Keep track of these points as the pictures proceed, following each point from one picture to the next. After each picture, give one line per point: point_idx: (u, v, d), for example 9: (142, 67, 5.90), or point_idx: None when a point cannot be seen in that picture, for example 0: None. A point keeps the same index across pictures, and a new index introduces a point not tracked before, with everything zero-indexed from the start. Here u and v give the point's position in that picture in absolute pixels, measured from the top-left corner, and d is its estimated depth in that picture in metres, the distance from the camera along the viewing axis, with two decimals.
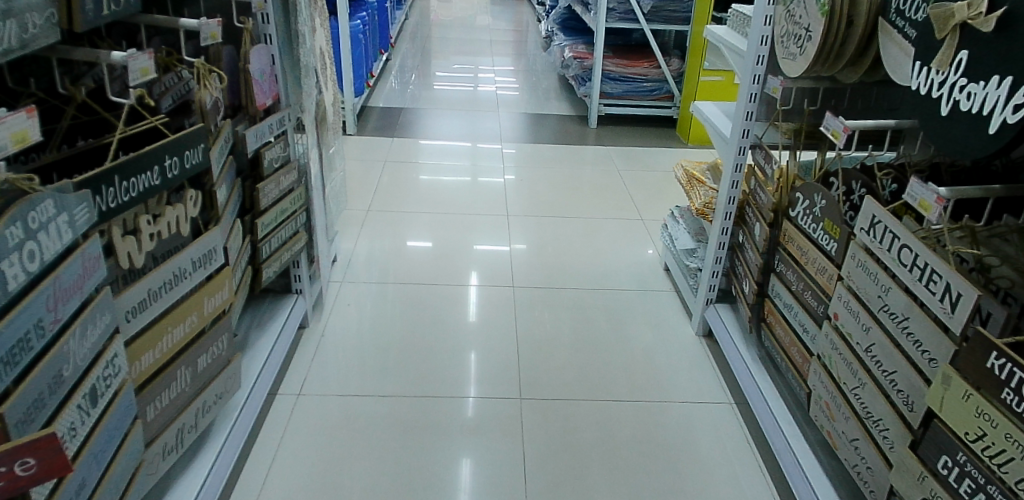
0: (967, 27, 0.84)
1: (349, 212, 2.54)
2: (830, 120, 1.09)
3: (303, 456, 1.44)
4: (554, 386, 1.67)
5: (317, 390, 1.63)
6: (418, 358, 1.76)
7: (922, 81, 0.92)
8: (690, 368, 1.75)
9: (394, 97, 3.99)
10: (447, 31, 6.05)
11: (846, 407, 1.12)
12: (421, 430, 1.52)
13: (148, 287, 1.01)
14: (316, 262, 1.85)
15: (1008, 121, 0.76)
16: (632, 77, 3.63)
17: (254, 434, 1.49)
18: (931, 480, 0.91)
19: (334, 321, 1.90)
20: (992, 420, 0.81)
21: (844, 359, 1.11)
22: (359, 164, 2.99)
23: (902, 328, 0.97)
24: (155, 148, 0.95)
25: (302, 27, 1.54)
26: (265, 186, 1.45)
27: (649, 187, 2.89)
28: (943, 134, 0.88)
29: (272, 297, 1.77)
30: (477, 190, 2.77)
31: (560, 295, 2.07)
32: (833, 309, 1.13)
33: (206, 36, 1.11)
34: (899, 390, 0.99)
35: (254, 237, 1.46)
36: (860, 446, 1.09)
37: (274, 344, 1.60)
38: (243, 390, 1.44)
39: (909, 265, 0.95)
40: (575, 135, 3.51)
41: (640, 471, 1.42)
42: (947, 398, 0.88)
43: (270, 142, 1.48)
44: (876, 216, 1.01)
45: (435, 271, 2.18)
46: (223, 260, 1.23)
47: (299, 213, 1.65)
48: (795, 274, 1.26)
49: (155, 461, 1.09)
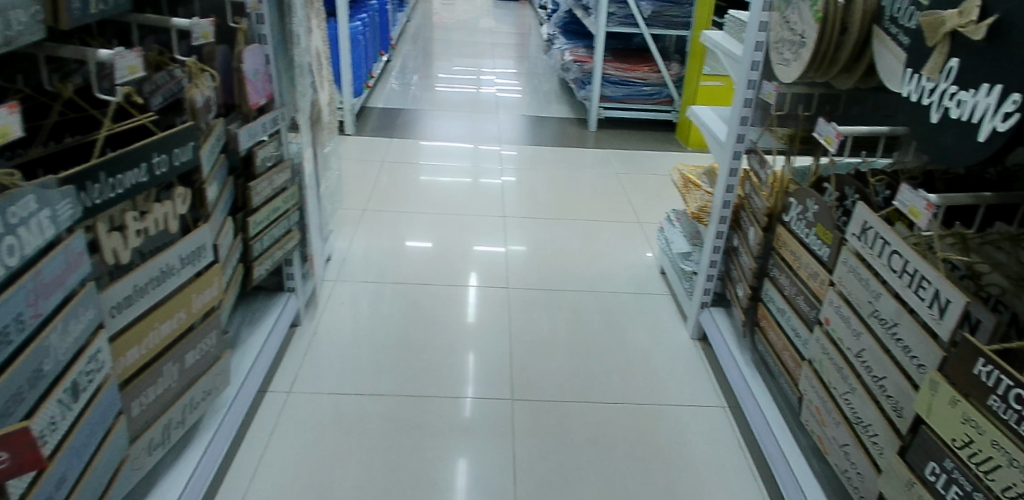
0: (956, 35, 0.84)
1: (346, 212, 2.55)
2: (823, 127, 1.09)
3: (294, 453, 1.44)
4: (545, 388, 1.68)
5: (310, 388, 1.64)
6: (412, 358, 1.77)
7: (914, 88, 0.93)
8: (684, 371, 1.75)
9: (394, 98, 4.01)
10: (450, 33, 6.07)
11: (836, 412, 1.12)
12: (413, 430, 1.53)
13: (134, 282, 1.02)
14: (310, 260, 1.86)
15: (997, 129, 0.77)
16: (633, 81, 3.64)
17: (242, 431, 1.49)
18: (919, 487, 0.92)
19: (329, 320, 1.91)
20: (979, 426, 0.82)
21: (834, 364, 1.12)
22: (357, 164, 3.01)
23: (892, 334, 0.98)
24: (143, 146, 0.96)
25: (297, 27, 1.55)
26: (257, 184, 1.46)
27: (646, 190, 2.89)
28: (934, 141, 0.88)
29: (264, 296, 1.77)
30: (476, 191, 2.78)
31: (554, 296, 2.07)
32: (824, 314, 1.13)
33: (197, 36, 1.12)
34: (888, 396, 1.00)
35: (245, 235, 1.47)
36: (850, 452, 1.09)
37: (265, 342, 1.60)
38: (233, 387, 1.45)
39: (899, 271, 0.95)
40: (575, 137, 3.52)
41: (629, 473, 1.43)
42: (935, 404, 0.89)
43: (263, 140, 1.49)
44: (868, 223, 1.02)
45: (430, 271, 2.19)
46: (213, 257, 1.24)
47: (292, 211, 1.66)
48: (788, 279, 1.27)
49: (140, 456, 1.10)
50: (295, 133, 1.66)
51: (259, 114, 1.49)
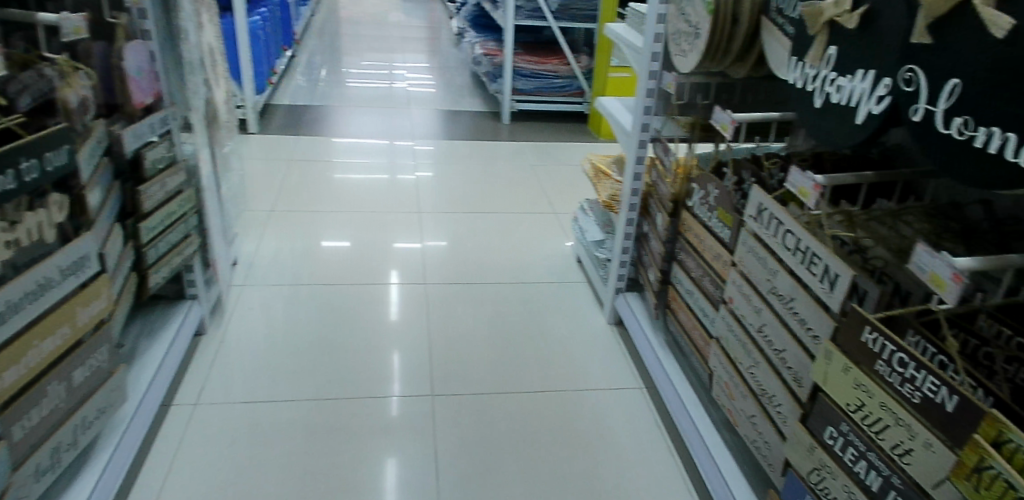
0: (834, 24, 0.90)
1: (252, 214, 2.46)
2: (720, 115, 1.16)
3: (205, 467, 1.39)
4: (465, 381, 1.68)
5: (221, 399, 1.58)
6: (330, 361, 1.73)
7: (798, 75, 0.98)
8: (602, 356, 1.79)
9: (300, 94, 3.89)
10: (358, 28, 5.95)
11: (743, 385, 1.18)
12: (333, 432, 1.50)
13: (6, 298, 0.95)
14: (213, 266, 1.79)
15: (873, 111, 0.84)
16: (543, 73, 3.68)
17: (145, 449, 1.42)
18: (821, 451, 0.99)
19: (239, 327, 1.84)
20: (869, 391, 0.90)
21: (739, 340, 1.17)
22: (262, 164, 2.90)
23: (789, 308, 1.04)
24: (8, 150, 0.89)
25: (185, 23, 1.48)
26: (147, 188, 1.39)
27: (560, 181, 2.94)
28: (818, 124, 0.95)
29: (163, 305, 1.69)
30: (389, 188, 2.74)
31: (471, 290, 2.08)
32: (728, 294, 1.19)
33: (68, 32, 1.05)
34: (788, 367, 1.05)
35: (137, 242, 1.40)
36: (757, 422, 1.15)
37: (166, 353, 1.53)
38: (131, 402, 1.38)
39: (793, 249, 1.01)
40: (488, 130, 3.52)
41: (550, 459, 1.45)
42: (829, 372, 0.95)
43: (152, 141, 1.42)
44: (763, 204, 1.07)
45: (344, 271, 2.14)
46: (100, 266, 1.17)
47: (189, 215, 1.59)
48: (694, 261, 1.32)
49: (26, 483, 1.03)
50: (189, 133, 1.58)
51: (146, 114, 1.42)
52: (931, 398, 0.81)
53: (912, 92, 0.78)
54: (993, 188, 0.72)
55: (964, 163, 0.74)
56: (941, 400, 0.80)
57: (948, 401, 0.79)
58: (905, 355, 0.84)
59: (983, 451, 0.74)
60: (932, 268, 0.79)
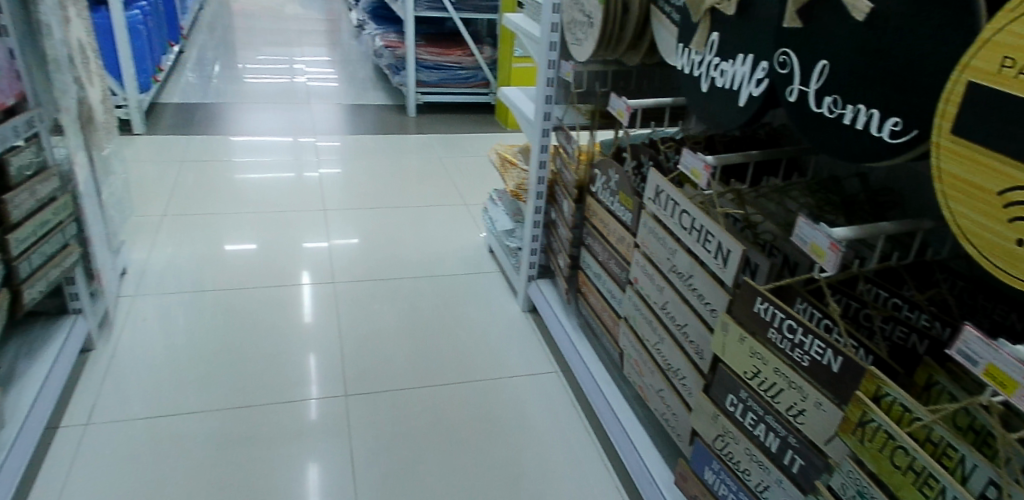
0: (715, 12, 0.95)
1: (143, 219, 2.33)
2: (616, 101, 1.19)
3: (103, 489, 1.31)
4: (380, 378, 1.66)
5: (116, 416, 1.49)
6: (237, 368, 1.67)
7: (685, 61, 1.03)
8: (518, 343, 1.81)
9: (191, 92, 3.70)
10: (252, 21, 5.71)
11: (651, 362, 1.22)
12: (243, 441, 1.45)
13: None
14: (97, 277, 1.68)
15: (754, 94, 0.90)
16: (447, 65, 3.66)
17: (30, 477, 1.33)
18: (724, 418, 1.05)
19: (134, 340, 1.74)
20: (764, 358, 0.95)
21: (645, 318, 1.22)
22: (151, 166, 2.75)
23: (688, 285, 1.08)
24: None
25: (49, 17, 1.38)
26: (14, 196, 1.29)
27: (468, 172, 2.94)
28: (706, 107, 1.00)
29: (43, 321, 1.57)
30: (291, 186, 2.66)
31: (382, 285, 2.05)
32: (633, 275, 1.22)
33: None
34: (690, 341, 1.10)
35: (6, 255, 1.30)
36: (665, 396, 1.20)
37: (48, 373, 1.43)
38: (10, 428, 1.28)
39: (689, 228, 1.06)
40: (394, 124, 3.47)
41: (469, 449, 1.46)
42: (727, 343, 1.01)
43: (16, 146, 1.32)
44: (660, 187, 1.11)
45: (246, 274, 2.06)
46: None
47: (66, 223, 1.49)
48: (600, 245, 1.35)
49: None
50: (61, 136, 1.48)
51: (7, 116, 1.32)
52: (818, 361, 0.87)
53: (786, 74, 0.84)
54: (860, 161, 0.78)
55: (835, 138, 0.80)
56: (827, 362, 0.86)
57: (833, 362, 0.85)
58: (793, 322, 0.90)
59: (865, 406, 0.80)
60: (813, 239, 0.84)
